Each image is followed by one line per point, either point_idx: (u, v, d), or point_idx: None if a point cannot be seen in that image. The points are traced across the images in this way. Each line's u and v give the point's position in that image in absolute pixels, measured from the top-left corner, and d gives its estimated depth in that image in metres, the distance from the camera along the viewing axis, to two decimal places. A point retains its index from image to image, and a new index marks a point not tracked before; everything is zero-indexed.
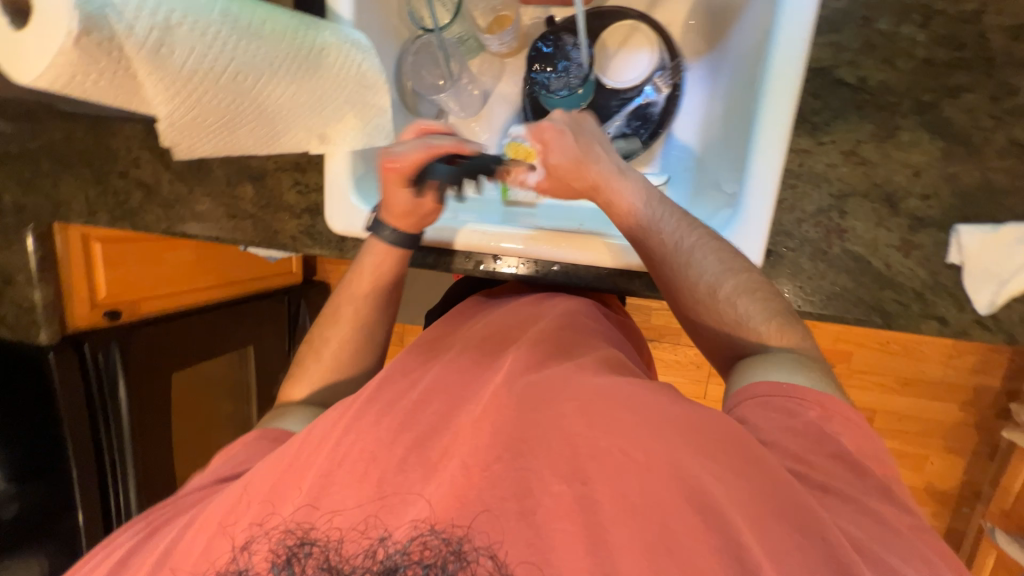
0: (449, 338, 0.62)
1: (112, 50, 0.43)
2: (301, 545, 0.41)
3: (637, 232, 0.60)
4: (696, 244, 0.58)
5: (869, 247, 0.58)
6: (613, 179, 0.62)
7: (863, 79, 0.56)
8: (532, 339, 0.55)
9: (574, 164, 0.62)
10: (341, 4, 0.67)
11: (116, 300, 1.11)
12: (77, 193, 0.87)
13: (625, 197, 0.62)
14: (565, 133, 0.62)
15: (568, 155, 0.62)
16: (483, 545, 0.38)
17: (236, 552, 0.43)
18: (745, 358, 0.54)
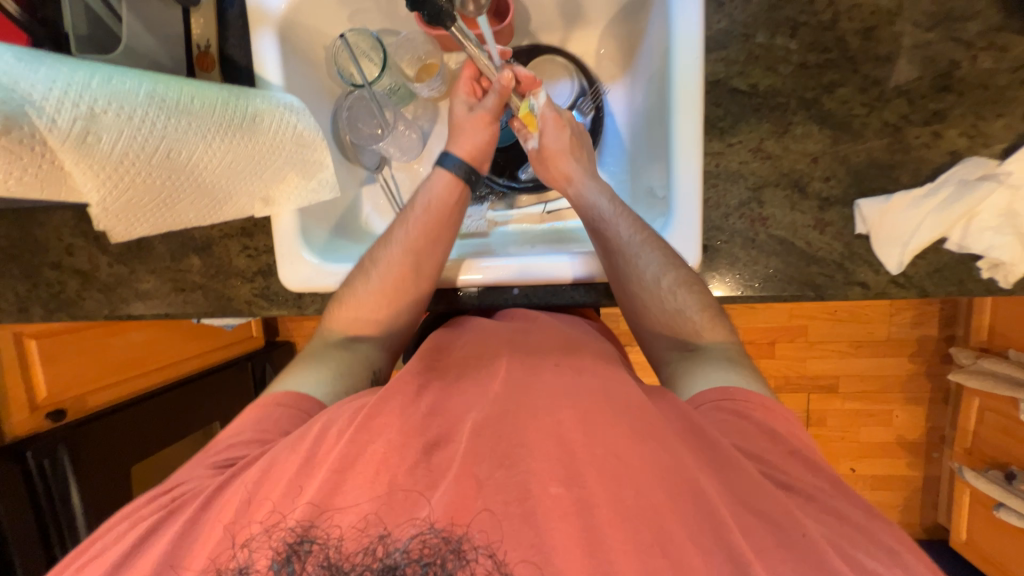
0: (453, 353, 0.59)
1: (34, 145, 0.43)
2: (302, 542, 0.39)
3: (598, 224, 0.67)
4: (645, 240, 0.63)
5: (789, 229, 0.64)
6: (577, 172, 0.72)
7: (753, 86, 0.63)
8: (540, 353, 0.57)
9: (557, 152, 0.72)
10: (269, 72, 0.69)
11: (60, 399, 1.04)
12: (5, 291, 0.82)
13: (591, 193, 0.69)
14: (564, 125, 0.72)
15: (557, 143, 0.72)
16: (483, 544, 0.38)
17: (236, 550, 0.41)
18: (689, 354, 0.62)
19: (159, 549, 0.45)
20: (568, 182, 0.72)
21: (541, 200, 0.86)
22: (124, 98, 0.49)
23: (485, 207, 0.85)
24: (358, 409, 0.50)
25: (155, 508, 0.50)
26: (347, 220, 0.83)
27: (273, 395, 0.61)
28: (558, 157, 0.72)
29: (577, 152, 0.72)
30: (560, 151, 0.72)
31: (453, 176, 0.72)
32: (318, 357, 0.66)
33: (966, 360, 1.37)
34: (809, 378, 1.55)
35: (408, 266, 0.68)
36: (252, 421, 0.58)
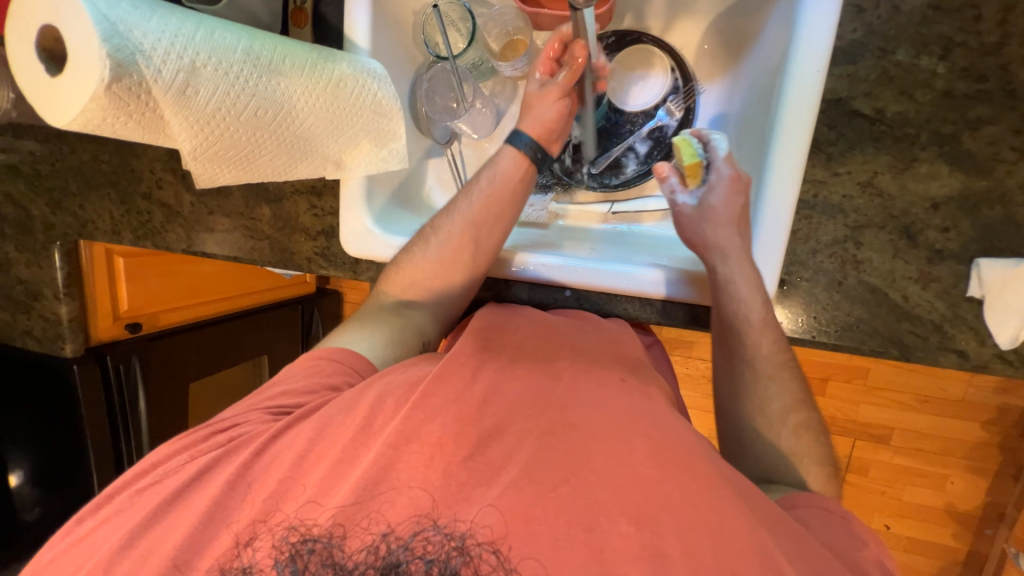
0: (505, 335, 0.58)
1: (140, 93, 0.45)
2: (303, 542, 0.42)
3: (742, 325, 0.60)
4: (779, 372, 0.60)
5: (886, 278, 0.57)
6: (733, 248, 0.59)
7: (879, 111, 0.55)
8: (590, 355, 0.56)
9: (722, 219, 0.59)
10: (358, 35, 0.69)
11: (137, 312, 1.13)
12: (103, 213, 0.90)
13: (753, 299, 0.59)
14: (741, 190, 0.60)
15: (725, 209, 0.60)
16: (486, 541, 0.40)
17: (240, 549, 0.45)
18: (746, 412, 0.61)
19: (213, 486, 0.49)
20: (720, 255, 0.60)
21: (609, 199, 0.81)
22: (222, 54, 0.50)
23: (548, 198, 0.82)
24: (389, 390, 0.50)
25: (210, 442, 0.55)
26: (408, 189, 0.82)
27: (324, 347, 0.64)
28: (723, 227, 0.59)
29: (744, 227, 0.60)
30: (727, 219, 0.59)
31: (521, 153, 0.68)
32: (370, 317, 0.69)
33: None
34: (861, 425, 1.44)
35: (466, 236, 0.68)
36: (303, 371, 0.61)
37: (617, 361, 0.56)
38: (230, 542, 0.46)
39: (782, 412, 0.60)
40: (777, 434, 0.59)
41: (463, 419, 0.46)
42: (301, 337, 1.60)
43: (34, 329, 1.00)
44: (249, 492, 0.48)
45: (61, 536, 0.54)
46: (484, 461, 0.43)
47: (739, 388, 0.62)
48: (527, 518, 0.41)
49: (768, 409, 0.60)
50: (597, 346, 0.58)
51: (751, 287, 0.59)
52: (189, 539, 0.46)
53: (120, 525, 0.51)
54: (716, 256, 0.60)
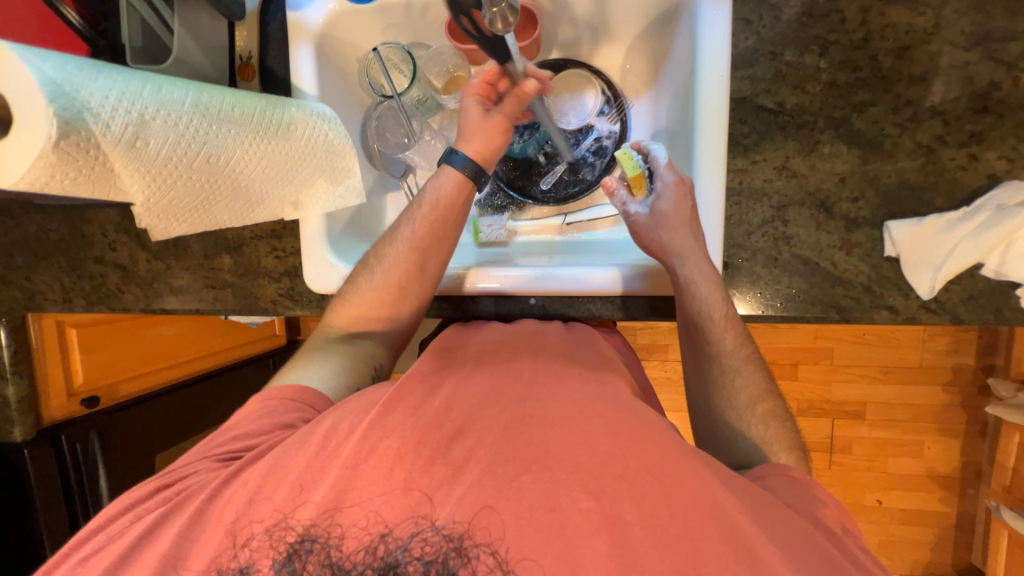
0: (462, 350, 0.62)
1: (89, 148, 0.46)
2: (302, 541, 0.42)
3: (706, 320, 0.63)
4: (742, 364, 0.64)
5: (814, 249, 0.63)
6: (691, 251, 0.62)
7: (780, 104, 0.63)
8: (553, 354, 0.59)
9: (676, 223, 0.62)
10: (305, 83, 0.73)
11: (94, 385, 1.08)
12: (52, 281, 0.87)
13: (710, 302, 0.62)
14: (687, 193, 0.63)
15: (677, 214, 0.62)
16: (484, 542, 0.40)
17: (237, 550, 0.44)
18: (712, 390, 0.64)
19: (163, 541, 0.46)
20: (677, 256, 0.62)
21: (561, 211, 0.86)
22: (171, 107, 0.52)
23: (505, 217, 0.86)
24: (355, 411, 0.50)
25: (156, 501, 0.52)
26: (365, 223, 0.85)
27: (268, 388, 0.63)
28: (678, 230, 0.62)
29: (697, 228, 0.63)
30: (682, 220, 0.62)
31: (462, 175, 0.70)
32: (316, 350, 0.69)
33: (1006, 392, 1.30)
34: (835, 403, 1.50)
35: (412, 262, 0.69)
36: (254, 414, 0.59)
37: (580, 360, 0.59)
38: (222, 536, 0.45)
39: (746, 386, 0.63)
40: (744, 407, 0.62)
41: (436, 425, 0.46)
42: None
43: None
44: (212, 529, 0.46)
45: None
46: (458, 465, 0.44)
47: (704, 376, 0.65)
48: (511, 511, 0.41)
49: (731, 385, 0.63)
50: (553, 345, 0.62)
51: (711, 286, 0.61)
52: None
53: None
54: (676, 259, 0.62)
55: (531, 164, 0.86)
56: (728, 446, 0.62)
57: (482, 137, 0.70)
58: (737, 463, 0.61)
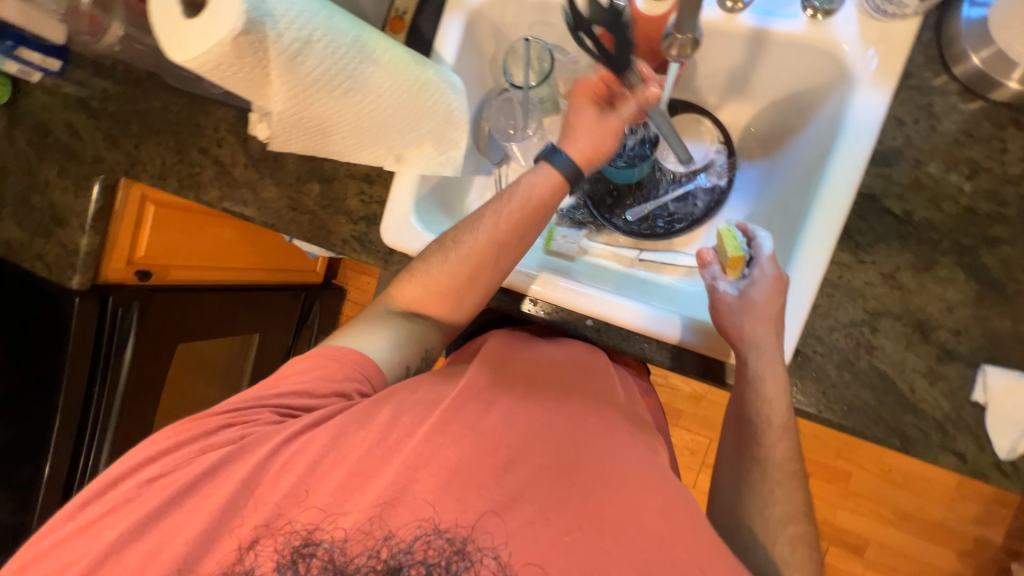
0: (511, 367, 0.63)
1: (259, 50, 0.49)
2: (307, 545, 0.50)
3: (761, 416, 0.60)
4: (784, 478, 0.60)
5: (895, 367, 0.60)
6: (769, 346, 0.60)
7: (908, 213, 0.60)
8: (597, 403, 0.60)
9: (762, 314, 0.60)
10: (446, 51, 0.75)
11: (150, 261, 1.14)
12: (156, 157, 0.92)
13: (774, 403, 0.60)
14: (782, 291, 0.60)
15: (767, 307, 0.60)
16: (488, 547, 0.48)
17: (243, 553, 0.51)
18: (747, 490, 0.60)
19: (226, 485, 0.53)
20: (754, 347, 0.60)
21: (637, 246, 0.86)
22: (335, 36, 0.55)
23: (582, 233, 0.86)
24: (398, 420, 0.54)
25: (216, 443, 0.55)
26: (449, 195, 0.86)
27: (325, 347, 0.63)
28: (763, 323, 0.59)
29: (781, 326, 0.60)
30: (770, 315, 0.60)
31: (559, 174, 0.69)
32: (380, 318, 0.68)
33: None
34: (838, 531, 1.41)
35: (485, 257, 0.68)
36: (314, 369, 0.61)
37: (621, 415, 0.60)
38: (232, 547, 0.51)
39: (785, 498, 0.59)
40: (773, 518, 0.58)
41: None
42: (296, 325, 1.66)
43: (48, 254, 0.99)
44: (241, 508, 0.52)
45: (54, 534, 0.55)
46: None
47: (738, 469, 0.62)
48: (512, 522, 0.48)
49: (768, 494, 0.59)
50: (605, 399, 0.61)
51: (779, 391, 0.59)
52: (201, 534, 0.51)
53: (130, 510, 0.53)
54: (751, 351, 0.60)
55: (625, 192, 0.86)
56: (746, 536, 0.59)
57: (596, 140, 0.70)
58: (743, 554, 0.58)
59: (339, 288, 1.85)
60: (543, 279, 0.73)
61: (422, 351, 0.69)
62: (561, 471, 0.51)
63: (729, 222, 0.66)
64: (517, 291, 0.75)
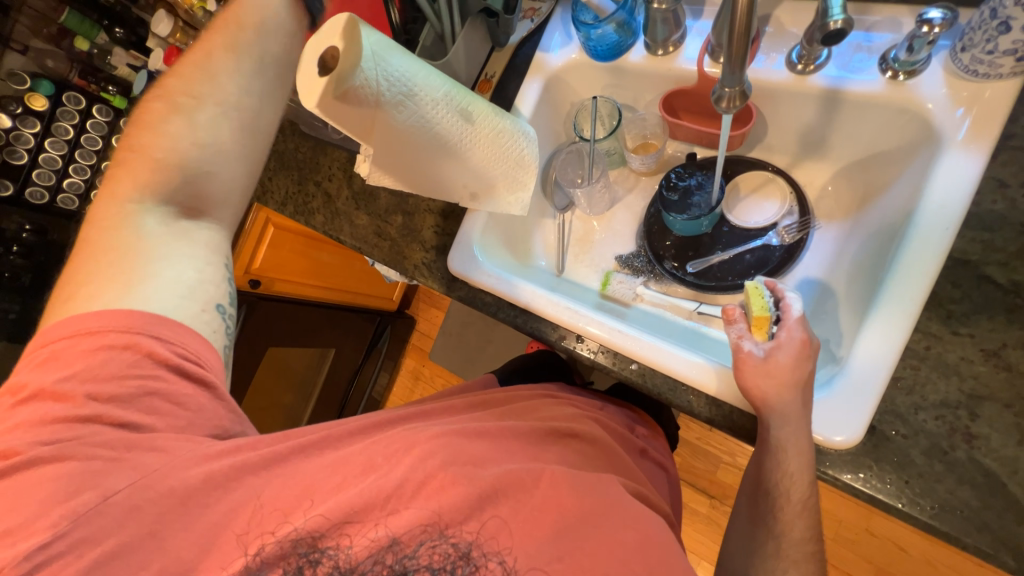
0: (522, 409, 0.72)
1: (367, 102, 0.60)
2: (315, 551, 0.53)
3: (781, 479, 0.55)
4: (796, 562, 0.55)
5: (1005, 465, 0.50)
6: (795, 417, 0.54)
7: (1016, 283, 0.53)
8: (593, 452, 0.64)
9: (786, 381, 0.55)
10: (524, 108, 0.84)
11: (262, 272, 1.41)
12: (280, 186, 1.10)
13: (798, 479, 0.54)
14: (809, 356, 0.57)
15: (793, 373, 0.55)
16: (492, 553, 0.50)
17: (252, 553, 0.53)
18: (756, 564, 0.57)
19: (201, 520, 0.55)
20: (775, 415, 0.55)
21: (697, 298, 0.84)
22: (427, 92, 0.66)
23: (638, 281, 0.87)
24: (403, 432, 0.62)
25: (110, 424, 0.56)
26: (516, 235, 0.93)
27: (105, 333, 0.58)
28: (787, 390, 0.55)
29: (809, 396, 0.55)
30: (794, 379, 0.55)
31: None
32: (145, 257, 0.62)
33: None
34: None
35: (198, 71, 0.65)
36: (113, 360, 0.57)
37: (616, 468, 0.63)
38: (240, 558, 0.53)
39: None
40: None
41: None
42: (367, 347, 1.80)
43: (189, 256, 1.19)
44: (256, 516, 0.55)
45: (81, 506, 0.53)
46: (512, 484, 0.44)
47: (753, 549, 0.58)
48: (514, 529, 0.51)
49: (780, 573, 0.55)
50: (596, 445, 0.65)
51: (803, 464, 0.54)
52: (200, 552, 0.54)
53: (138, 519, 0.54)
54: (774, 419, 0.55)
55: (687, 244, 0.86)
56: None
57: None
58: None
59: (410, 318, 2.01)
60: (584, 323, 0.74)
61: (215, 300, 0.66)
62: (554, 489, 0.53)
63: (758, 277, 0.65)
64: (561, 325, 0.77)
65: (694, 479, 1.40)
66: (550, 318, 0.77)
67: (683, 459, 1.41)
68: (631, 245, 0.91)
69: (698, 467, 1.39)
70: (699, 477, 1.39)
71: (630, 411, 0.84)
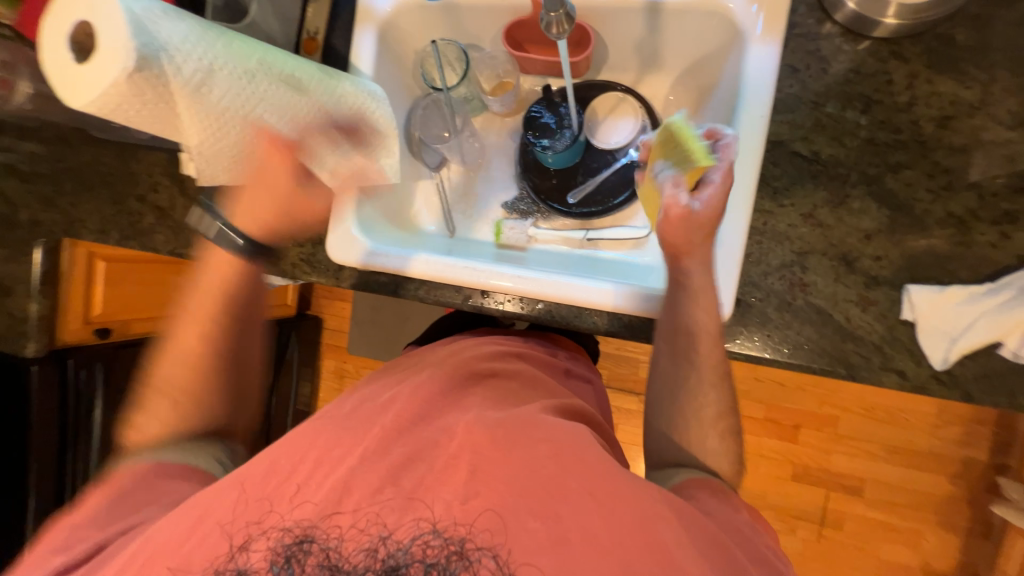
0: (449, 358, 0.72)
1: (158, 85, 0.50)
2: (300, 544, 0.48)
3: (694, 334, 0.64)
4: (708, 387, 0.67)
5: (829, 301, 0.63)
6: (710, 254, 0.63)
7: (816, 153, 0.63)
8: (521, 382, 0.68)
9: (711, 225, 0.62)
10: (362, 65, 0.76)
11: (108, 318, 1.14)
12: (90, 212, 0.91)
13: (701, 315, 0.63)
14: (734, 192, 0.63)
15: (716, 214, 0.62)
16: (486, 546, 0.47)
17: (235, 552, 0.50)
18: (674, 415, 0.68)
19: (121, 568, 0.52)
20: (694, 259, 0.63)
21: (584, 226, 0.88)
22: (238, 61, 0.56)
23: (528, 223, 0.88)
24: (347, 422, 0.59)
25: None
26: (395, 206, 0.88)
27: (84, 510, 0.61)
28: (709, 233, 0.62)
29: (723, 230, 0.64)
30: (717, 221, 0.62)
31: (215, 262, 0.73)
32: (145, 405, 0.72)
33: (1017, 495, 1.33)
34: (833, 475, 1.52)
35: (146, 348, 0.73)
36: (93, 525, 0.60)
37: (544, 390, 0.68)
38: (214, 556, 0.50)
39: (713, 402, 0.67)
40: (714, 447, 0.66)
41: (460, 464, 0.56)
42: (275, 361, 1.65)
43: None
44: (220, 525, 0.51)
45: None
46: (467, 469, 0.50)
47: (674, 402, 0.68)
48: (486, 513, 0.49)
49: (703, 399, 0.67)
50: (515, 376, 0.69)
51: (710, 301, 0.63)
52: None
53: None
54: (694, 264, 0.63)
55: (562, 177, 0.88)
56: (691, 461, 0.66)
57: None
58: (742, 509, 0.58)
59: (316, 318, 1.86)
60: (487, 279, 0.74)
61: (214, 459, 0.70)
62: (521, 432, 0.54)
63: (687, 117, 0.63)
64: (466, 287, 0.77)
65: (623, 383, 1.56)
66: (452, 281, 0.76)
67: (608, 370, 1.56)
68: (513, 189, 0.92)
69: (623, 373, 1.56)
70: (625, 381, 1.56)
71: (548, 338, 0.90)
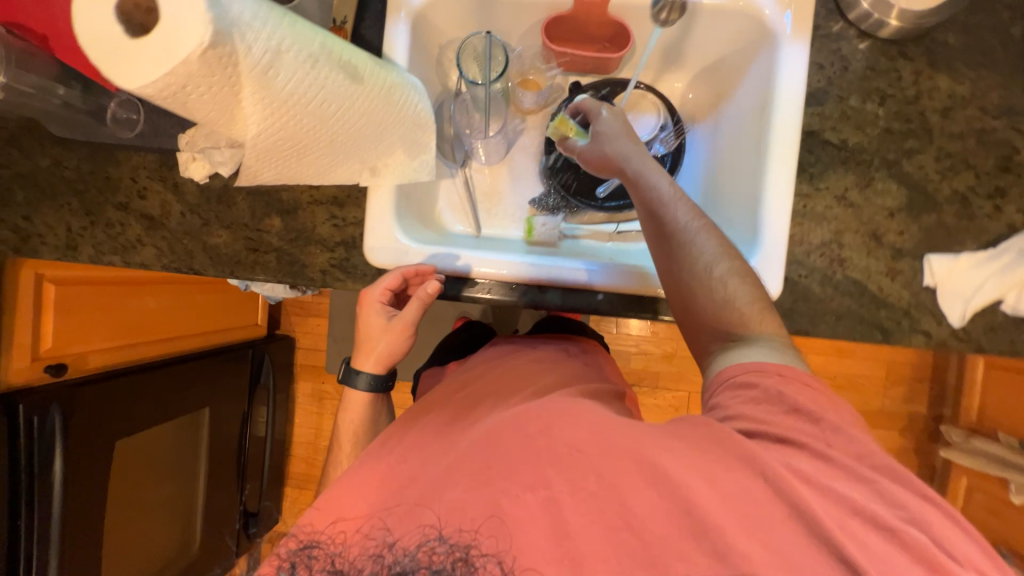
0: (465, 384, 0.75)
1: (228, 65, 0.44)
2: (303, 548, 0.53)
3: (659, 208, 0.64)
4: (726, 271, 0.61)
5: (864, 273, 0.69)
6: (633, 148, 0.69)
7: (844, 141, 0.70)
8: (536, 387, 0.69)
9: (616, 133, 0.70)
10: (398, 57, 0.73)
11: (62, 351, 0.99)
12: (56, 225, 0.78)
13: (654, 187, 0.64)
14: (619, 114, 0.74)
15: (615, 125, 0.71)
16: (490, 552, 0.47)
17: None
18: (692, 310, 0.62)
19: None
20: (624, 160, 0.67)
21: (613, 219, 0.90)
22: (302, 42, 0.50)
23: (559, 218, 0.89)
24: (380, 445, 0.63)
25: None
26: (424, 206, 0.84)
27: None
28: (618, 137, 0.69)
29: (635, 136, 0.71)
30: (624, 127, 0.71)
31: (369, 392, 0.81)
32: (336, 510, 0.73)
33: (957, 438, 1.53)
34: None
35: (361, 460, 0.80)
36: None
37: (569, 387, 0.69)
38: None
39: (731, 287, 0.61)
40: (742, 307, 0.60)
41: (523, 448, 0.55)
42: (250, 388, 1.50)
43: None
44: None
45: None
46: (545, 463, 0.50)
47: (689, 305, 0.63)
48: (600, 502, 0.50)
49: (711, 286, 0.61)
50: (535, 376, 0.72)
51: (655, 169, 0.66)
52: None
53: None
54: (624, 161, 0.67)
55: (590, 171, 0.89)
56: None
57: None
58: (862, 462, 0.50)
59: (288, 337, 1.71)
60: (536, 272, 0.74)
61: None
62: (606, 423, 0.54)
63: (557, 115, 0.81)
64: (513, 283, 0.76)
65: None
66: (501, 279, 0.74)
67: None
68: (540, 185, 0.92)
69: None
70: None
71: (579, 337, 0.90)
